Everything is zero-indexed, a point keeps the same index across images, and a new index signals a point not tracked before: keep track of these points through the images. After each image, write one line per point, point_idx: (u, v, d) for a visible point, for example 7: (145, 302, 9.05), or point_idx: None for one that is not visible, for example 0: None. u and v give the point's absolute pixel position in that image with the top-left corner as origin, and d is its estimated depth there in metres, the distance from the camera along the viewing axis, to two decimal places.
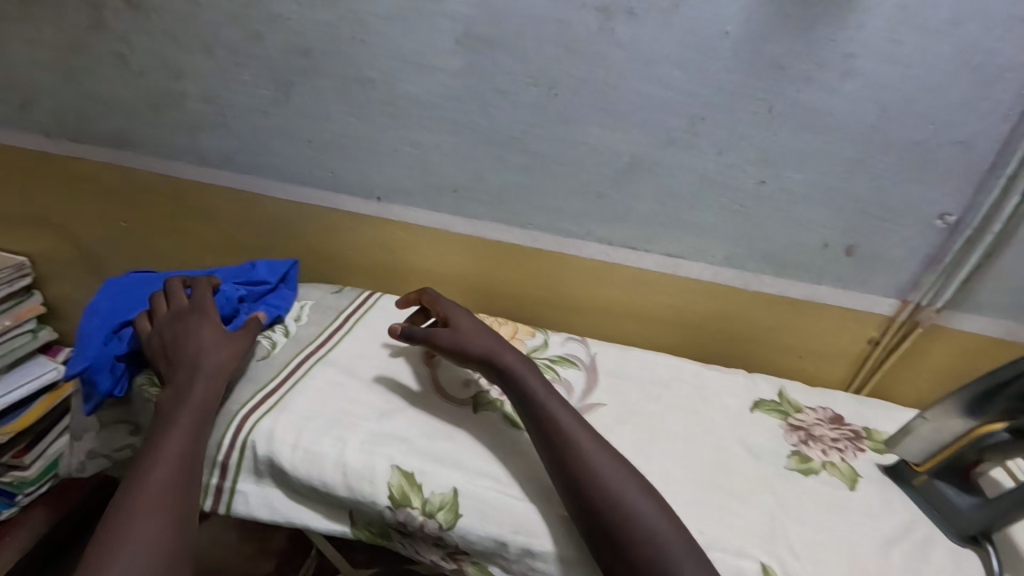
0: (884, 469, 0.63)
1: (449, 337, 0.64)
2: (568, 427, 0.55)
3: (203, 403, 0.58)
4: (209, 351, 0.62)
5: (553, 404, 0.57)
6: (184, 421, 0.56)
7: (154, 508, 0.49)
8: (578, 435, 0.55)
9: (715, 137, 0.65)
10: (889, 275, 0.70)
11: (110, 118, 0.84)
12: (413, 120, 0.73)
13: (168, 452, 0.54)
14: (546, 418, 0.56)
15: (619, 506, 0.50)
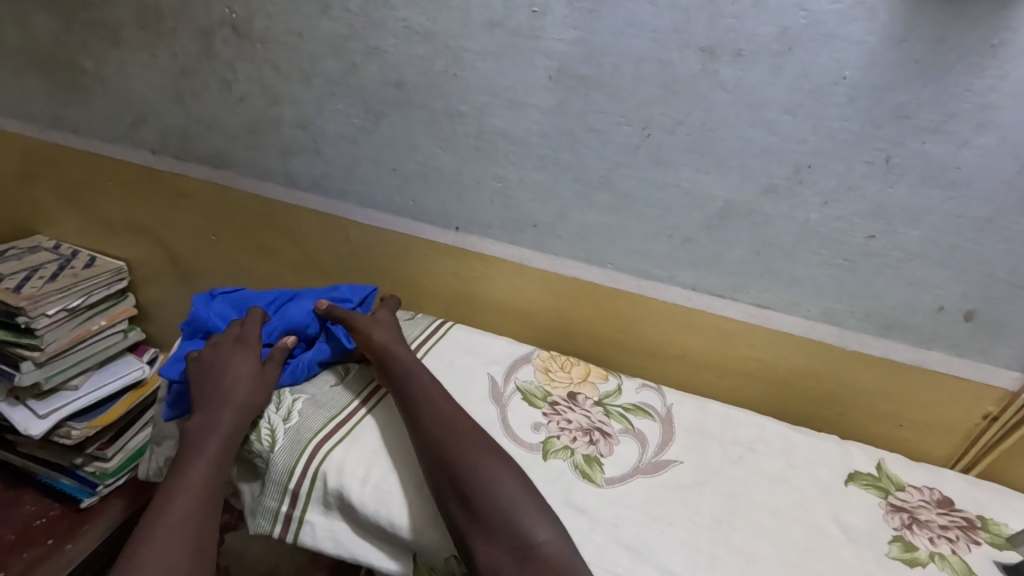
0: (1004, 568, 0.56)
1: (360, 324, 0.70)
2: (443, 412, 0.59)
3: (232, 433, 0.60)
4: (243, 383, 0.63)
5: (439, 397, 0.61)
6: (211, 452, 0.58)
7: (174, 541, 0.52)
8: (452, 420, 0.59)
9: (822, 186, 0.61)
10: (1014, 346, 0.63)
11: (210, 139, 0.88)
12: (498, 155, 0.72)
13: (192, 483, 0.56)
14: (424, 404, 0.60)
15: (478, 481, 0.53)
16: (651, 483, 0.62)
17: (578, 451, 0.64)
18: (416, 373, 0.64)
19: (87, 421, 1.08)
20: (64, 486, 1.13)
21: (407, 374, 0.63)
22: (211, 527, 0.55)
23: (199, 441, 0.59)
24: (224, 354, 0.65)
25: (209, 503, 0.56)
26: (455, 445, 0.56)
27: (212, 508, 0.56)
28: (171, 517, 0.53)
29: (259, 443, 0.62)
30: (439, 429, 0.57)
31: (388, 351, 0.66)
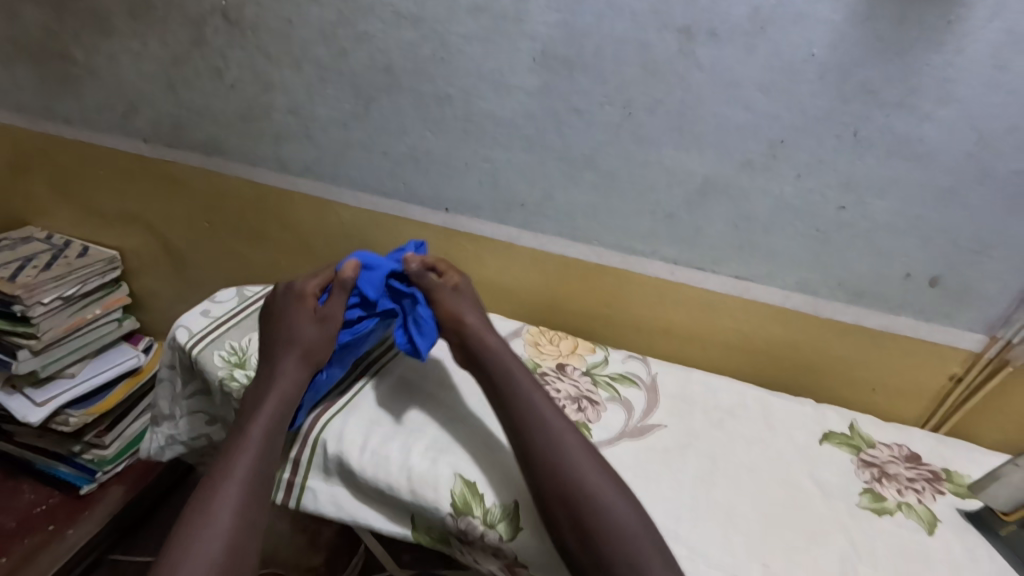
0: (965, 514, 0.59)
1: (449, 302, 0.65)
2: (541, 411, 0.58)
3: (276, 418, 0.59)
4: (303, 331, 0.65)
5: (537, 394, 0.60)
6: (258, 438, 0.57)
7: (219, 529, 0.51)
8: (549, 420, 0.58)
9: (795, 160, 0.64)
10: (977, 310, 0.66)
11: (203, 126, 0.90)
12: (486, 136, 0.75)
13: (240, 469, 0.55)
14: (523, 401, 0.59)
15: (582, 492, 0.52)
16: (636, 446, 0.65)
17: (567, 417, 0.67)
18: (509, 366, 0.62)
19: (84, 409, 1.10)
20: (63, 474, 1.16)
21: (501, 367, 0.62)
22: (258, 517, 0.54)
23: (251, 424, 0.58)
24: (288, 313, 0.67)
25: (257, 491, 0.55)
26: (556, 449, 0.55)
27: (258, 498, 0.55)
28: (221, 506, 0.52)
29: None
30: (539, 429, 0.57)
31: (481, 338, 0.63)
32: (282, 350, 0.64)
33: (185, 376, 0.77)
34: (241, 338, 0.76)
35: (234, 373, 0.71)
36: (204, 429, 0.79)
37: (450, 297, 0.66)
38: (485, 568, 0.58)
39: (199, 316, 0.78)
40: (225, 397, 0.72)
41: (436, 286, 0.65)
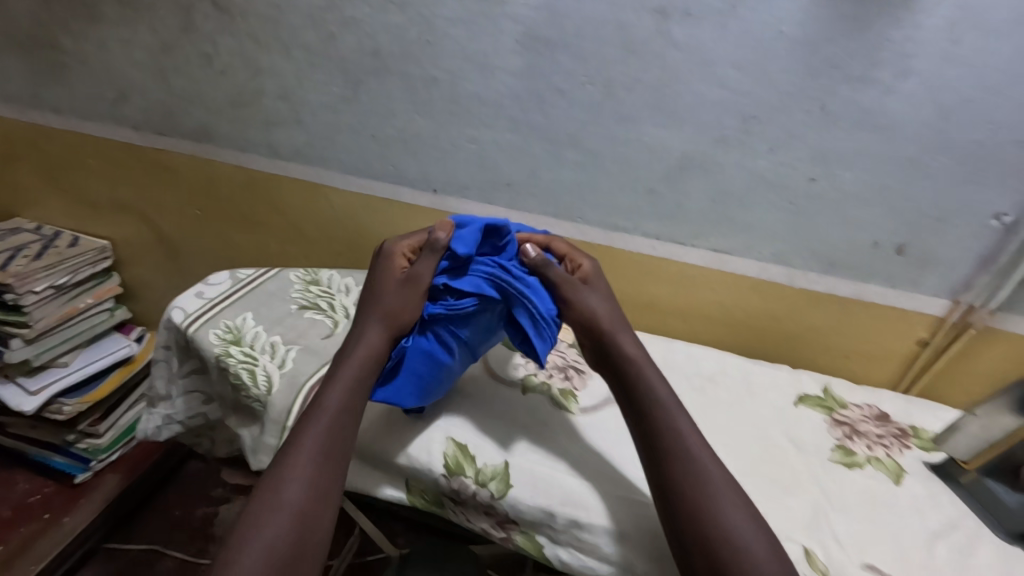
0: (931, 466, 0.63)
1: (582, 300, 0.58)
2: (682, 433, 0.51)
3: (343, 411, 0.52)
4: (389, 291, 0.57)
5: (677, 413, 0.52)
6: (320, 436, 0.50)
7: (270, 539, 0.44)
8: (687, 441, 0.50)
9: (767, 135, 0.67)
10: (942, 275, 0.70)
11: (193, 113, 0.91)
12: (472, 118, 0.77)
13: (301, 471, 0.48)
14: (661, 417, 0.52)
15: (719, 534, 0.45)
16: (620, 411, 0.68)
17: (555, 385, 0.71)
18: (649, 379, 0.55)
19: (77, 398, 1.09)
20: (56, 464, 1.17)
21: (637, 377, 0.55)
22: (319, 532, 0.46)
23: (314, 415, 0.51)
24: (375, 275, 0.59)
25: (319, 497, 0.47)
26: (694, 479, 0.48)
27: (320, 506, 0.47)
28: (275, 514, 0.45)
29: (256, 388, 0.67)
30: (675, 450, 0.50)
31: (616, 344, 0.56)
32: (363, 321, 0.57)
33: (180, 356, 0.79)
34: (236, 318, 0.77)
35: (228, 350, 0.72)
36: (200, 409, 0.81)
37: (586, 294, 0.59)
38: (477, 528, 0.59)
39: (192, 297, 0.79)
40: (220, 373, 0.72)
41: (565, 280, 0.58)
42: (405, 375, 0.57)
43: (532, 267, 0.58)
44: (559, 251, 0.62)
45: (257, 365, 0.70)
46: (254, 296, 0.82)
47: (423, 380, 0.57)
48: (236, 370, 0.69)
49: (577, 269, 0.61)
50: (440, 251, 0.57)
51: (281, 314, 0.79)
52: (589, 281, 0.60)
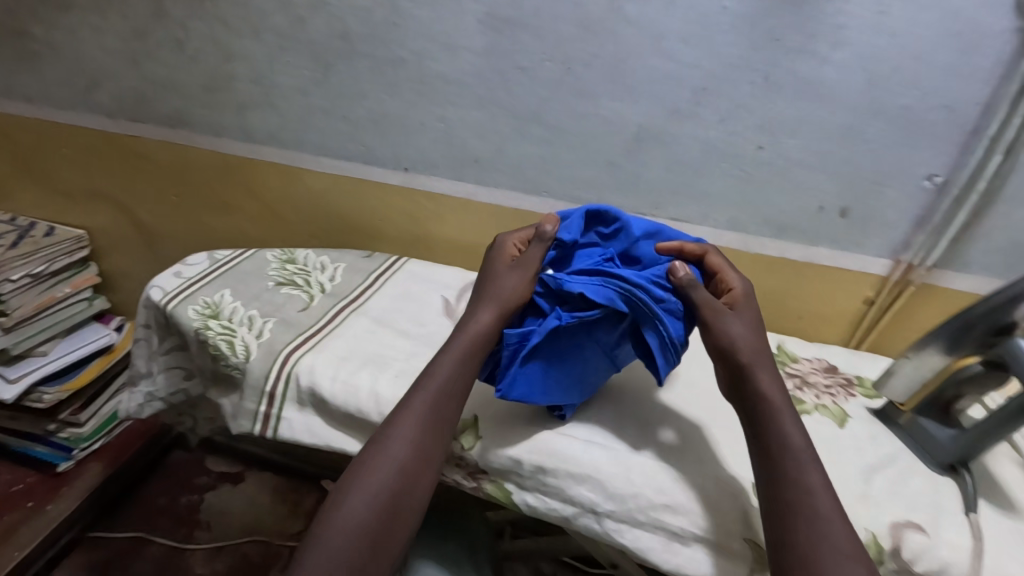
0: (872, 411, 0.67)
1: (726, 326, 0.55)
2: (793, 458, 0.49)
3: (442, 396, 0.56)
4: (502, 278, 0.61)
5: (801, 457, 0.49)
6: (419, 420, 0.55)
7: (364, 505, 0.50)
8: (803, 480, 0.48)
9: (716, 106, 0.71)
10: (883, 236, 0.74)
11: (167, 99, 0.93)
12: (439, 97, 0.80)
13: (397, 450, 0.53)
14: (782, 456, 0.50)
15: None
16: None
17: None
18: (762, 387, 0.53)
19: (59, 385, 1.11)
20: (38, 454, 1.19)
21: (770, 415, 0.52)
22: (408, 509, 0.52)
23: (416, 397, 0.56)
24: (484, 265, 0.64)
25: (412, 477, 0.52)
26: (798, 520, 0.46)
27: (412, 485, 0.52)
28: (374, 474, 0.52)
29: (235, 356, 0.69)
30: (786, 486, 0.48)
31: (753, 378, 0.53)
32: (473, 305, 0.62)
33: (160, 334, 0.80)
34: (214, 295, 0.78)
35: (207, 323, 0.73)
36: (181, 385, 0.83)
37: (727, 320, 0.56)
38: (450, 479, 0.63)
39: (171, 277, 0.81)
40: (200, 347, 0.74)
41: (708, 303, 0.56)
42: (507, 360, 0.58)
43: (678, 286, 0.57)
44: (711, 265, 0.60)
45: (235, 336, 0.72)
46: (231, 274, 0.83)
47: (550, 380, 0.58)
48: (216, 342, 0.71)
49: (725, 292, 0.59)
50: (545, 243, 0.61)
51: (259, 290, 0.80)
52: (736, 305, 0.58)
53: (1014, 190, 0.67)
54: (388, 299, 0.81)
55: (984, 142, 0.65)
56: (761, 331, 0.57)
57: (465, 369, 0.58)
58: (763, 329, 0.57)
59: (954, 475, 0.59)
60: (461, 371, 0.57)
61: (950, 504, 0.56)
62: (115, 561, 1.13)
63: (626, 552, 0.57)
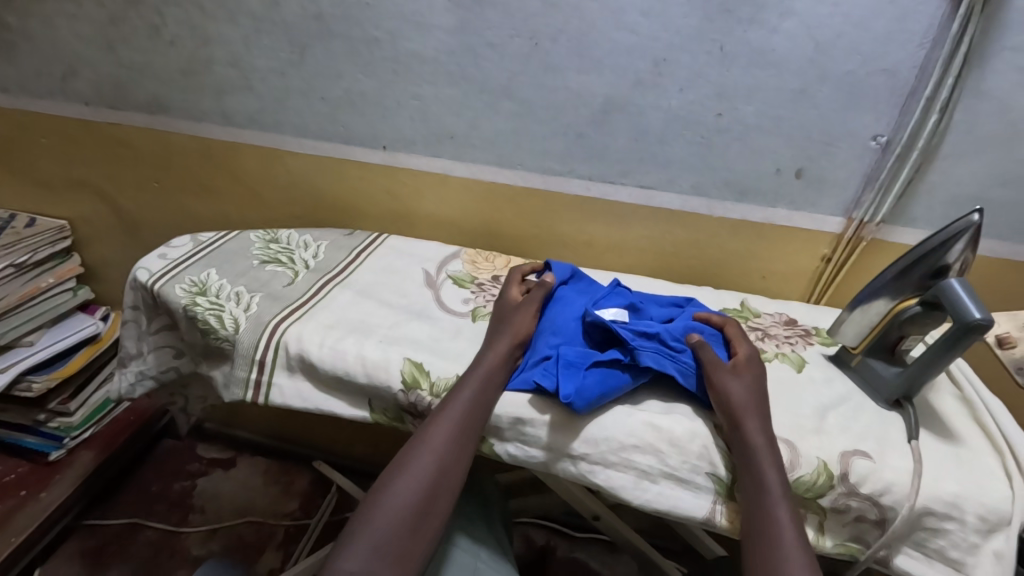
0: (828, 357, 0.73)
1: (722, 387, 0.59)
2: (769, 489, 0.53)
3: (466, 419, 0.58)
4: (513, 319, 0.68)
5: (779, 503, 0.52)
6: (442, 444, 0.57)
7: (385, 525, 0.52)
8: (777, 526, 0.51)
9: (676, 76, 0.75)
10: (836, 196, 0.80)
11: (145, 85, 0.94)
12: (414, 75, 0.83)
13: (420, 471, 0.55)
14: (762, 502, 0.52)
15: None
16: None
17: None
18: (750, 427, 0.56)
19: (46, 374, 1.12)
20: (29, 443, 1.17)
21: (752, 453, 0.55)
22: (427, 531, 0.53)
23: (440, 419, 0.58)
24: (501, 311, 0.71)
25: (431, 499, 0.54)
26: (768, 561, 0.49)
27: (432, 507, 0.54)
28: (397, 492, 0.54)
29: (224, 329, 0.71)
30: (761, 529, 0.51)
31: (746, 433, 0.56)
32: (490, 341, 0.66)
33: (149, 314, 0.81)
34: (200, 273, 0.79)
35: (195, 299, 0.74)
36: (172, 363, 0.83)
37: (728, 379, 0.60)
38: None
39: (156, 258, 0.81)
40: (189, 323, 0.75)
41: (714, 361, 0.62)
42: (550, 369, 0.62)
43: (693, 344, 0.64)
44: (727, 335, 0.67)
45: (224, 310, 0.74)
46: (215, 255, 0.83)
47: (604, 382, 0.59)
48: (205, 316, 0.73)
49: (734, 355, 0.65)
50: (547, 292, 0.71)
51: (244, 268, 0.81)
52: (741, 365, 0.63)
53: (951, 145, 0.74)
54: (372, 272, 0.84)
55: (922, 102, 0.71)
56: (762, 394, 0.60)
57: (487, 396, 0.60)
58: (763, 390, 0.61)
59: (900, 410, 0.64)
60: (482, 397, 0.60)
61: (895, 434, 0.61)
62: (109, 546, 1.15)
63: (600, 490, 0.60)
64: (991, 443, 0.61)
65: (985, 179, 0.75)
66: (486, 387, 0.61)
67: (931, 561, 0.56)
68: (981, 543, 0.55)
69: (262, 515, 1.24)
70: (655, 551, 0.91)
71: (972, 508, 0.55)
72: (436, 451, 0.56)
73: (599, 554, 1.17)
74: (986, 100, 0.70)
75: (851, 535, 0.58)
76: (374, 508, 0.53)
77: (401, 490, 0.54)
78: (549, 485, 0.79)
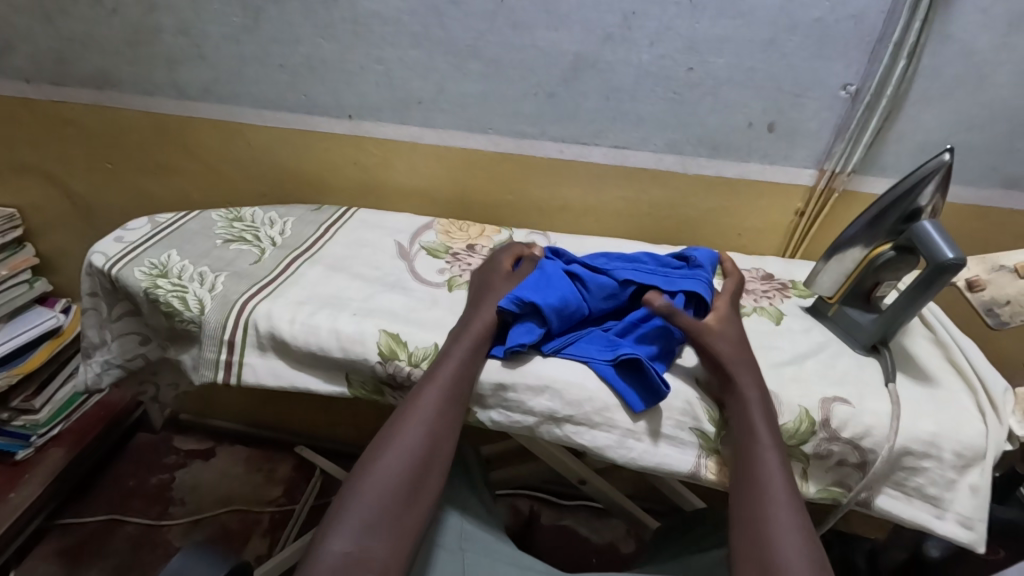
0: (805, 308, 0.73)
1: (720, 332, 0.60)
2: (760, 443, 0.53)
3: (453, 386, 0.57)
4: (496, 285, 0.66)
5: (769, 451, 0.52)
6: (432, 414, 0.55)
7: (375, 500, 0.50)
8: (767, 477, 0.51)
9: (646, 29, 0.73)
10: (808, 147, 0.79)
11: (90, 58, 0.89)
12: (376, 37, 0.80)
13: (411, 442, 0.54)
14: (750, 454, 0.52)
15: (761, 559, 0.47)
16: None
17: None
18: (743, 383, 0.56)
19: (7, 371, 1.06)
20: None
21: (743, 406, 0.55)
22: (420, 503, 0.52)
23: (427, 390, 0.56)
24: (481, 278, 0.69)
25: (421, 472, 0.53)
26: (759, 514, 0.49)
27: (425, 479, 0.53)
28: (383, 465, 0.52)
29: (189, 311, 0.68)
30: (750, 482, 0.51)
31: (740, 383, 0.56)
32: (475, 307, 0.64)
33: (110, 300, 0.76)
34: (161, 255, 0.75)
35: (156, 282, 0.70)
36: (138, 349, 0.79)
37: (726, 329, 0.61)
38: None
39: (112, 242, 0.76)
40: (152, 307, 0.71)
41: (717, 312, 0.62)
42: (565, 340, 0.61)
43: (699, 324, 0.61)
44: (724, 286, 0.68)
45: (187, 291, 0.70)
46: (177, 234, 0.79)
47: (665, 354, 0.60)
48: (167, 299, 0.68)
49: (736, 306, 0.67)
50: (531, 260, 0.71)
51: (207, 248, 0.77)
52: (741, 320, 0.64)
53: (919, 91, 0.74)
54: (342, 246, 0.81)
55: (890, 48, 0.71)
56: (743, 344, 0.60)
57: (474, 362, 0.59)
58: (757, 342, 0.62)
59: (877, 355, 0.65)
60: (470, 365, 0.58)
61: (872, 378, 0.62)
62: (87, 544, 1.12)
63: (586, 452, 0.59)
64: (964, 382, 0.62)
65: (952, 125, 0.76)
66: (472, 354, 0.59)
67: (910, 498, 0.57)
68: (957, 478, 0.56)
69: (246, 503, 1.22)
70: (640, 511, 0.92)
71: (949, 446, 0.56)
72: (427, 421, 0.55)
73: (587, 519, 1.18)
74: (951, 44, 0.70)
75: (834, 480, 0.58)
76: (363, 483, 0.51)
77: (390, 461, 0.52)
78: (532, 450, 0.78)
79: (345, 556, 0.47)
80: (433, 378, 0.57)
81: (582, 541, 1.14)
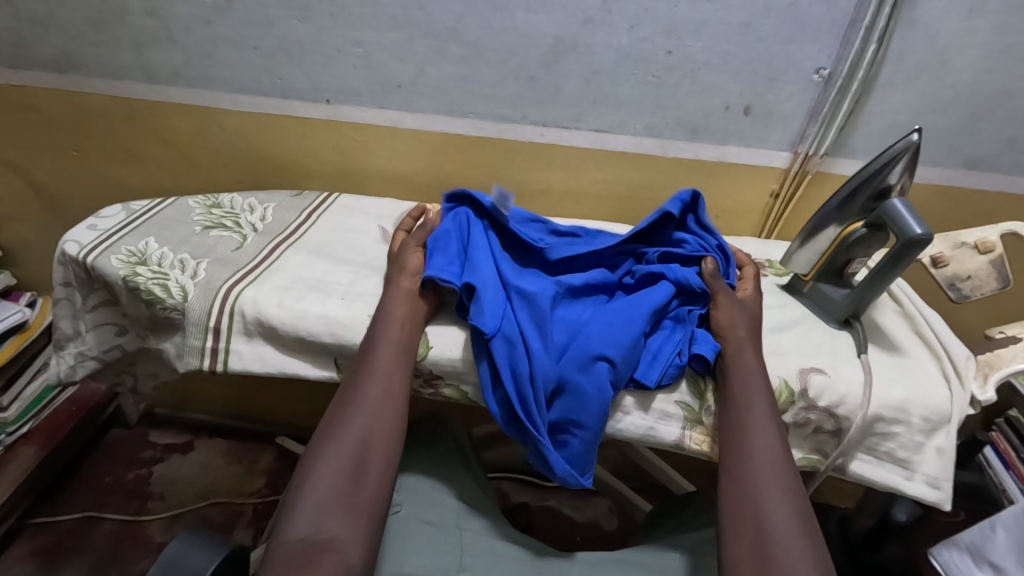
0: (781, 286, 0.75)
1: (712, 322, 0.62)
2: (752, 411, 0.55)
3: (391, 366, 0.58)
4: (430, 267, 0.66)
5: (768, 423, 0.55)
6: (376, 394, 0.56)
7: (326, 483, 0.51)
8: (761, 444, 0.53)
9: (626, 12, 0.74)
10: (782, 130, 0.82)
11: (52, 40, 0.86)
12: (355, 19, 0.78)
13: (358, 424, 0.54)
14: (745, 423, 0.55)
15: (758, 516, 0.49)
16: None
17: None
18: (743, 359, 0.59)
19: None
20: None
21: (740, 381, 0.57)
22: (373, 474, 0.53)
23: (368, 372, 0.57)
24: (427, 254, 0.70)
25: (371, 451, 0.53)
26: (750, 474, 0.52)
27: (375, 453, 0.54)
28: (331, 452, 0.53)
29: (171, 298, 0.66)
30: (743, 447, 0.54)
31: (738, 358, 0.59)
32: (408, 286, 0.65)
33: (84, 290, 0.74)
34: (138, 243, 0.73)
35: (136, 270, 0.69)
36: (116, 340, 0.77)
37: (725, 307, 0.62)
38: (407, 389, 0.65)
39: (85, 229, 0.74)
40: (132, 296, 0.69)
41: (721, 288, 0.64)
42: (663, 365, 0.59)
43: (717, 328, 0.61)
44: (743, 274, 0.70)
45: (169, 279, 0.68)
46: (154, 222, 0.77)
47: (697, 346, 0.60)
48: (149, 286, 0.67)
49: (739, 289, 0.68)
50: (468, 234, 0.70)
51: (186, 235, 0.76)
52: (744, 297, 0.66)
53: (888, 75, 0.77)
54: (324, 232, 0.80)
55: (860, 33, 0.73)
56: (756, 324, 0.63)
57: (409, 338, 0.60)
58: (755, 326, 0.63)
59: (849, 328, 0.68)
60: (404, 337, 0.60)
61: (845, 349, 0.65)
62: (63, 542, 1.10)
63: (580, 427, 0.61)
64: (930, 351, 0.66)
65: (917, 107, 0.79)
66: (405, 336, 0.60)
67: (882, 463, 0.61)
68: (925, 442, 0.60)
69: (227, 495, 1.21)
70: (626, 489, 0.95)
71: (917, 411, 0.59)
72: (371, 403, 0.56)
73: (570, 499, 1.20)
74: (919, 28, 0.73)
75: (811, 448, 0.61)
76: (312, 469, 0.52)
77: (338, 446, 0.53)
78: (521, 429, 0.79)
79: (301, 539, 0.48)
80: (370, 360, 0.58)
81: (567, 520, 1.16)
